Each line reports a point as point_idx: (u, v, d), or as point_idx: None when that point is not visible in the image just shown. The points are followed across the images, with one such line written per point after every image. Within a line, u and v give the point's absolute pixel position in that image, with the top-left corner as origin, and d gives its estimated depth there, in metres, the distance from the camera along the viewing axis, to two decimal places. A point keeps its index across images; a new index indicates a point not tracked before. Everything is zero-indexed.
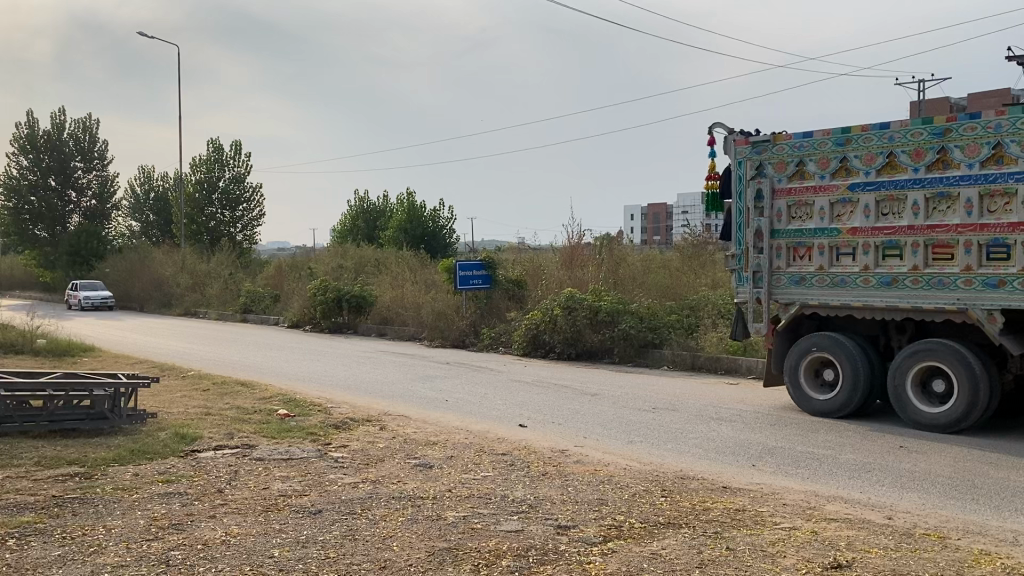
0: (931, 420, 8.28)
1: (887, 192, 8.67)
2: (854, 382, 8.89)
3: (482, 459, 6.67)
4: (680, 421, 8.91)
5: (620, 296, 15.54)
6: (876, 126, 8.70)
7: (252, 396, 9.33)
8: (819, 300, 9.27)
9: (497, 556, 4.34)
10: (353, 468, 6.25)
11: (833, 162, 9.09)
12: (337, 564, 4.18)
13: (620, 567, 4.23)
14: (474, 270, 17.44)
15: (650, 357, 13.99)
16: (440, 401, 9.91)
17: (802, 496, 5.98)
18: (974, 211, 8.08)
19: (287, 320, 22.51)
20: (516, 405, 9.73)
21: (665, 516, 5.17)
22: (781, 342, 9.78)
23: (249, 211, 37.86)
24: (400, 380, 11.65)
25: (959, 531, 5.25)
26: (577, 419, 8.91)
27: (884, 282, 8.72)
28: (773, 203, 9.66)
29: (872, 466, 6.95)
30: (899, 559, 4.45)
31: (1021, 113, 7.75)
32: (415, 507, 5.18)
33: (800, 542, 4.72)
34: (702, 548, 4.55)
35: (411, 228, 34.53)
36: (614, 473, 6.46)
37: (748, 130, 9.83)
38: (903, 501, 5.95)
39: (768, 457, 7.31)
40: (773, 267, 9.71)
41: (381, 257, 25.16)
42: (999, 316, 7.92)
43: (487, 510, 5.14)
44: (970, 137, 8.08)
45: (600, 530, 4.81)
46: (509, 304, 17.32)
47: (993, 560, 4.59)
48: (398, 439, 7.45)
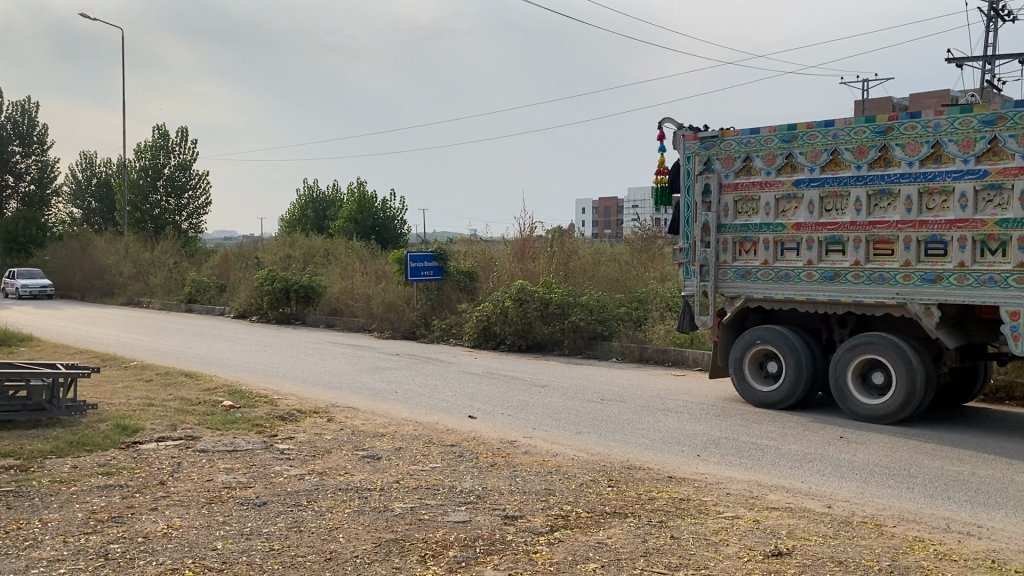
0: (871, 412, 8.49)
1: (831, 188, 8.86)
2: (797, 374, 9.06)
3: (430, 450, 6.65)
4: (627, 412, 9.00)
5: (570, 288, 15.64)
6: (820, 124, 8.89)
7: (197, 387, 9.17)
8: (763, 294, 9.43)
9: (444, 547, 4.35)
10: (299, 460, 6.20)
11: (778, 158, 9.26)
12: (282, 556, 4.14)
13: (566, 557, 4.26)
14: (425, 261, 17.31)
15: (599, 349, 14.11)
16: (389, 393, 9.87)
17: (745, 486, 6.09)
18: (913, 208, 8.30)
19: (233, 310, 22.19)
20: (466, 396, 9.73)
21: (611, 505, 5.23)
22: (726, 334, 9.94)
23: (195, 198, 37.19)
24: (349, 372, 11.56)
25: (895, 518, 5.40)
26: (526, 410, 8.96)
27: (827, 276, 8.91)
28: (720, 197, 9.79)
29: (812, 457, 7.11)
30: (837, 546, 4.57)
31: (959, 113, 7.97)
32: (361, 499, 5.16)
33: (742, 531, 4.81)
34: (647, 537, 4.61)
35: (361, 218, 34.18)
36: (563, 463, 6.50)
37: (697, 126, 9.96)
38: (842, 490, 6.11)
39: (713, 447, 7.43)
40: (720, 261, 9.84)
41: (329, 246, 24.92)
42: (936, 310, 8.16)
43: (435, 501, 5.14)
44: (910, 136, 8.29)
45: (547, 520, 4.85)
46: (459, 296, 17.26)
47: (926, 546, 4.73)
48: (345, 430, 7.41)
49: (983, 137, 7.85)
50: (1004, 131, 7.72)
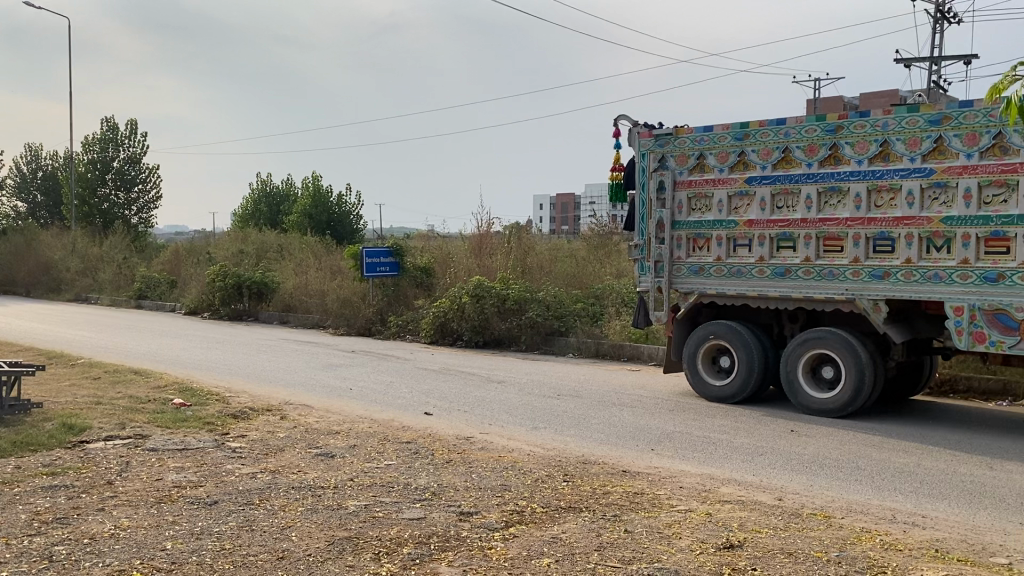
0: (821, 406, 8.65)
1: (782, 186, 8.99)
2: (749, 369, 9.19)
3: (385, 447, 6.61)
4: (583, 407, 9.05)
5: (527, 284, 15.65)
6: (772, 122, 9.03)
7: (146, 385, 9.00)
8: (716, 290, 9.54)
9: (399, 544, 4.32)
10: (252, 458, 6.13)
11: (731, 155, 9.37)
12: (233, 556, 4.09)
13: (520, 552, 4.27)
14: (381, 257, 17.18)
15: (556, 344, 14.17)
16: (344, 390, 9.79)
17: (698, 480, 6.16)
18: (862, 205, 8.47)
19: (184, 306, 21.80)
20: (421, 392, 9.69)
21: (566, 500, 5.26)
22: (680, 330, 10.03)
23: (145, 192, 36.47)
24: (303, 369, 11.44)
25: (843, 510, 5.51)
26: (482, 406, 8.95)
27: (778, 272, 9.05)
28: (674, 194, 9.88)
29: (764, 450, 7.23)
30: (787, 538, 4.65)
31: (906, 113, 8.15)
32: (315, 497, 5.11)
33: (695, 524, 4.86)
34: (601, 531, 4.64)
35: (316, 213, 33.83)
36: (519, 459, 6.51)
37: (652, 123, 10.04)
38: (792, 483, 6.22)
39: (667, 441, 7.50)
40: (674, 257, 9.93)
41: (283, 241, 24.62)
42: (883, 306, 8.34)
43: (389, 499, 5.12)
44: (859, 134, 8.45)
45: (502, 516, 4.85)
46: (416, 292, 17.15)
47: (873, 537, 4.84)
48: (299, 428, 7.33)
49: (928, 136, 8.03)
50: (949, 131, 7.91)
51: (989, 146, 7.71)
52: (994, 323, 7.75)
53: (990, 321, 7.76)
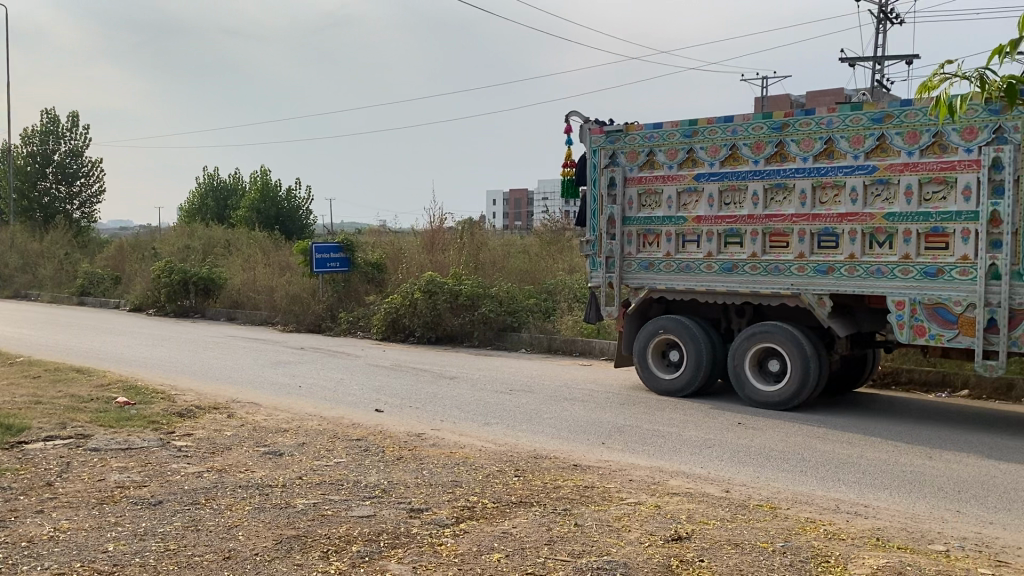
0: (768, 398, 8.80)
1: (730, 182, 9.11)
2: (698, 362, 9.31)
3: (334, 445, 6.56)
4: (535, 402, 9.08)
5: (480, 279, 15.62)
6: (720, 120, 9.14)
7: (89, 384, 8.79)
8: (665, 285, 9.65)
9: (348, 542, 4.29)
10: (198, 457, 6.03)
11: (680, 152, 9.47)
12: (177, 557, 4.02)
13: (471, 548, 4.27)
14: (331, 253, 16.99)
15: (509, 340, 14.19)
16: (293, 387, 9.68)
17: (648, 472, 6.23)
18: (807, 202, 8.63)
19: (128, 303, 21.33)
20: (372, 389, 9.63)
21: (517, 495, 5.27)
22: (631, 325, 10.11)
23: (88, 186, 35.60)
24: (251, 366, 11.28)
25: (788, 501, 5.62)
26: (434, 402, 8.93)
27: (726, 268, 9.18)
28: (625, 190, 9.95)
29: (711, 442, 7.34)
30: (733, 529, 4.72)
31: (850, 111, 8.31)
32: (262, 496, 5.05)
33: (644, 516, 4.90)
34: (551, 525, 4.66)
35: (265, 208, 33.35)
36: (470, 455, 6.50)
37: (603, 120, 10.10)
38: (739, 475, 6.32)
39: (618, 435, 7.56)
40: (625, 253, 10.01)
41: (231, 237, 24.21)
42: (828, 300, 8.52)
43: (338, 496, 5.07)
44: (805, 132, 8.61)
45: (452, 512, 4.84)
46: (367, 288, 16.99)
47: (817, 527, 4.94)
48: (247, 426, 7.22)
49: (871, 134, 8.21)
50: (891, 129, 8.08)
51: (929, 144, 7.90)
52: (934, 317, 7.95)
53: (931, 315, 7.97)
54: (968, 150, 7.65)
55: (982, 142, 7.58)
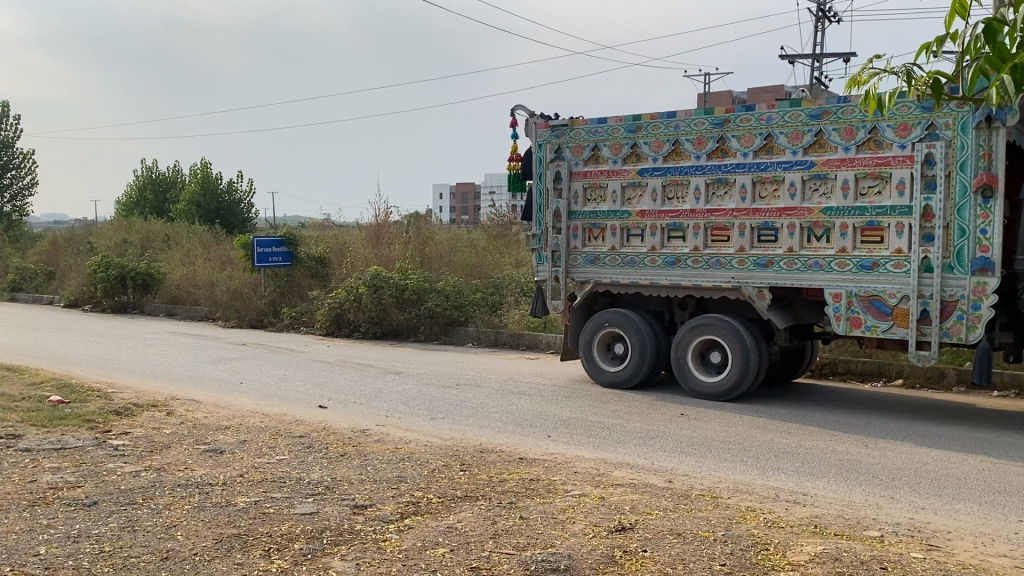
0: (710, 389, 8.94)
1: (673, 177, 9.22)
2: (642, 355, 9.42)
3: (277, 442, 6.46)
4: (481, 396, 9.08)
5: (426, 274, 15.55)
6: (663, 115, 9.24)
7: (20, 382, 8.53)
8: (610, 279, 9.72)
9: (290, 540, 4.24)
10: (135, 456, 5.89)
11: (624, 147, 9.55)
12: (113, 558, 3.93)
13: (415, 543, 4.26)
14: (274, 247, 16.69)
15: (455, 334, 14.17)
16: (235, 384, 9.52)
17: (592, 464, 6.28)
18: (747, 196, 8.77)
19: (63, 299, 20.72)
20: (316, 386, 9.53)
21: (462, 489, 5.27)
22: (577, 318, 10.17)
23: (19, 178, 34.48)
24: (192, 363, 11.07)
25: (729, 490, 5.72)
26: (379, 398, 8.86)
27: (669, 261, 9.29)
28: (570, 184, 10.00)
29: (654, 433, 7.44)
30: (676, 519, 4.79)
31: (789, 107, 8.47)
32: (202, 494, 4.95)
33: (588, 508, 4.95)
34: (496, 518, 4.67)
35: (205, 202, 32.68)
36: (415, 450, 6.48)
37: (548, 114, 10.12)
38: (682, 465, 6.41)
39: (563, 428, 7.61)
40: (570, 247, 10.06)
41: (170, 230, 23.68)
42: (767, 293, 8.69)
43: (281, 494, 5.01)
44: (745, 127, 8.75)
45: (397, 508, 4.82)
46: (310, 283, 16.78)
47: (757, 515, 5.04)
48: (186, 424, 7.08)
49: (809, 130, 8.38)
50: (828, 125, 8.27)
51: (864, 140, 8.09)
52: (869, 309, 8.16)
53: (866, 307, 8.17)
54: (902, 147, 7.86)
55: (915, 138, 7.79)
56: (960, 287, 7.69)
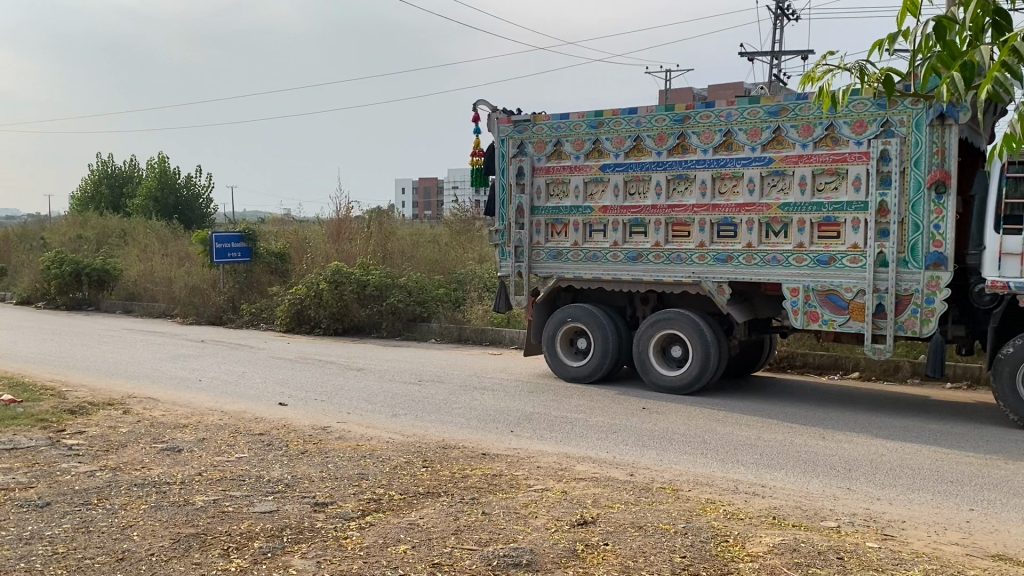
0: (671, 383, 9.02)
1: (634, 173, 9.27)
2: (604, 349, 9.47)
3: (236, 440, 6.39)
4: (444, 392, 9.07)
5: (388, 269, 15.47)
6: (624, 111, 9.28)
7: None
8: (573, 274, 9.76)
9: (249, 538, 4.20)
10: (90, 455, 5.77)
11: (586, 143, 9.58)
12: (67, 560, 3.86)
13: (377, 540, 4.24)
14: (232, 242, 16.46)
15: (418, 330, 14.13)
16: (193, 381, 9.38)
17: (555, 459, 6.30)
18: (707, 192, 8.85)
19: (15, 296, 20.26)
20: (276, 383, 9.43)
21: (425, 486, 5.25)
22: (540, 313, 10.20)
23: None
24: (149, 360, 10.90)
25: (690, 483, 5.78)
26: (340, 395, 8.80)
27: (631, 257, 9.35)
28: (533, 179, 10.00)
29: (616, 427, 7.48)
30: (637, 512, 4.82)
31: (748, 104, 8.55)
32: (159, 494, 4.88)
33: (550, 502, 4.96)
34: (458, 514, 4.67)
35: (162, 196, 32.15)
36: (377, 447, 6.45)
37: (510, 109, 10.11)
38: (643, 458, 6.46)
39: (526, 423, 7.62)
40: (533, 242, 10.07)
41: (126, 226, 23.25)
42: (727, 288, 8.79)
43: (240, 492, 4.95)
44: (705, 124, 8.82)
45: (358, 505, 4.79)
46: (270, 278, 16.60)
47: (717, 507, 5.09)
48: (143, 422, 6.98)
49: (768, 127, 8.48)
50: (786, 122, 8.37)
51: (822, 136, 8.21)
52: (826, 303, 8.29)
53: (823, 301, 8.30)
54: (858, 143, 7.99)
55: (870, 135, 7.93)
56: (914, 282, 7.84)
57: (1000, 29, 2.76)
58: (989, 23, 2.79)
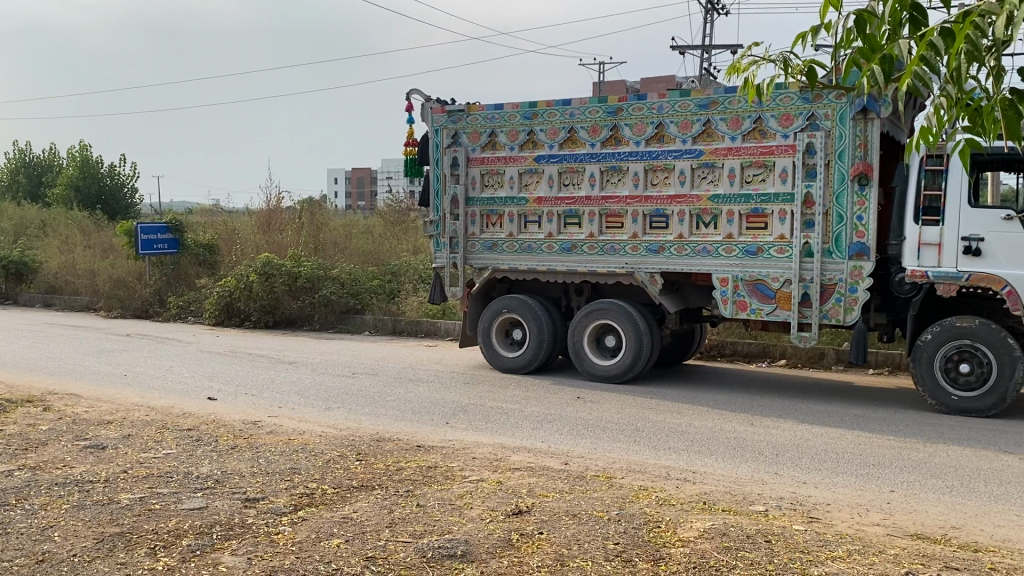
0: (605, 372, 9.12)
1: (568, 164, 9.31)
2: (539, 340, 9.53)
3: (163, 435, 6.23)
4: (378, 384, 9.00)
5: (320, 260, 15.25)
6: (558, 102, 9.32)
7: None
8: (508, 265, 9.78)
9: (177, 536, 4.10)
10: (8, 455, 5.56)
11: (521, 134, 9.58)
12: None
13: (309, 535, 4.18)
14: (159, 233, 16.00)
15: (351, 322, 13.98)
16: (118, 377, 9.11)
17: (490, 449, 6.31)
18: (640, 183, 8.95)
19: None
20: (205, 377, 9.22)
21: (358, 479, 5.21)
22: (475, 305, 10.19)
23: None
24: (71, 355, 10.54)
25: (624, 470, 5.85)
26: (271, 389, 8.65)
27: (565, 248, 9.40)
28: (467, 170, 9.98)
29: (551, 417, 7.53)
30: (571, 500, 4.87)
31: (679, 97, 8.67)
32: (81, 492, 4.73)
33: (485, 493, 4.97)
34: (392, 507, 4.63)
35: (84, 186, 31.10)
36: (309, 441, 6.36)
37: (444, 99, 10.05)
38: (578, 447, 6.52)
39: (461, 414, 7.62)
40: (468, 233, 10.05)
41: (45, 216, 22.43)
42: (659, 278, 8.92)
43: (167, 490, 4.83)
44: (637, 116, 8.91)
45: (290, 500, 4.72)
46: (199, 270, 16.21)
47: (649, 494, 5.17)
48: (65, 419, 6.74)
49: (698, 120, 8.61)
50: (716, 115, 8.52)
51: (750, 129, 8.37)
52: (754, 293, 8.48)
53: (751, 290, 8.49)
54: (785, 136, 8.18)
55: (797, 129, 8.11)
56: (839, 271, 8.07)
57: (918, 25, 2.81)
58: (907, 18, 2.83)
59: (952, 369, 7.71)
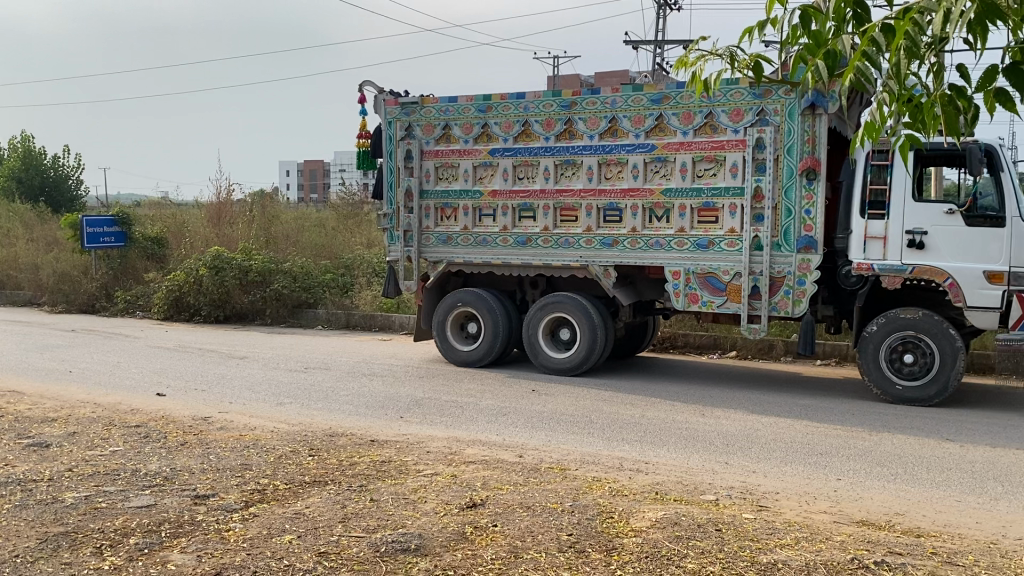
0: (559, 365, 9.17)
1: (522, 157, 9.32)
2: (494, 333, 9.54)
3: (110, 433, 6.10)
4: (331, 379, 8.92)
5: (272, 254, 15.06)
6: (512, 95, 9.31)
7: None
8: (463, 258, 9.76)
9: (124, 535, 4.03)
10: None
11: (475, 127, 9.56)
12: None
13: (261, 531, 4.14)
14: (105, 227, 15.64)
15: (303, 317, 13.84)
16: (62, 373, 8.89)
17: (444, 443, 6.30)
18: (594, 177, 9.00)
19: None
20: (153, 373, 9.05)
21: (311, 474, 5.16)
22: (430, 298, 10.15)
23: None
24: (12, 352, 10.25)
25: (577, 462, 5.89)
26: (221, 384, 8.52)
27: (520, 241, 9.42)
28: (421, 163, 9.93)
29: (506, 410, 7.55)
30: (525, 492, 4.89)
31: (632, 91, 8.72)
32: (24, 492, 4.61)
33: (440, 486, 4.97)
34: (346, 502, 4.61)
35: (26, 177, 30.27)
36: (261, 436, 6.28)
37: (398, 91, 9.98)
38: (532, 440, 6.54)
39: (415, 408, 7.59)
40: (422, 226, 10.01)
41: None
42: (612, 272, 8.99)
43: (114, 488, 4.73)
44: (591, 110, 8.95)
45: (241, 496, 4.67)
46: (147, 264, 15.90)
47: (603, 485, 5.22)
48: (7, 417, 6.56)
49: (651, 114, 8.68)
50: (668, 110, 8.59)
51: (701, 124, 8.46)
52: (706, 285, 8.59)
53: (703, 283, 8.60)
54: (736, 131, 8.29)
55: (747, 124, 8.23)
56: (787, 264, 8.21)
57: (861, 21, 2.89)
58: (851, 15, 2.92)
59: (896, 360, 7.91)
